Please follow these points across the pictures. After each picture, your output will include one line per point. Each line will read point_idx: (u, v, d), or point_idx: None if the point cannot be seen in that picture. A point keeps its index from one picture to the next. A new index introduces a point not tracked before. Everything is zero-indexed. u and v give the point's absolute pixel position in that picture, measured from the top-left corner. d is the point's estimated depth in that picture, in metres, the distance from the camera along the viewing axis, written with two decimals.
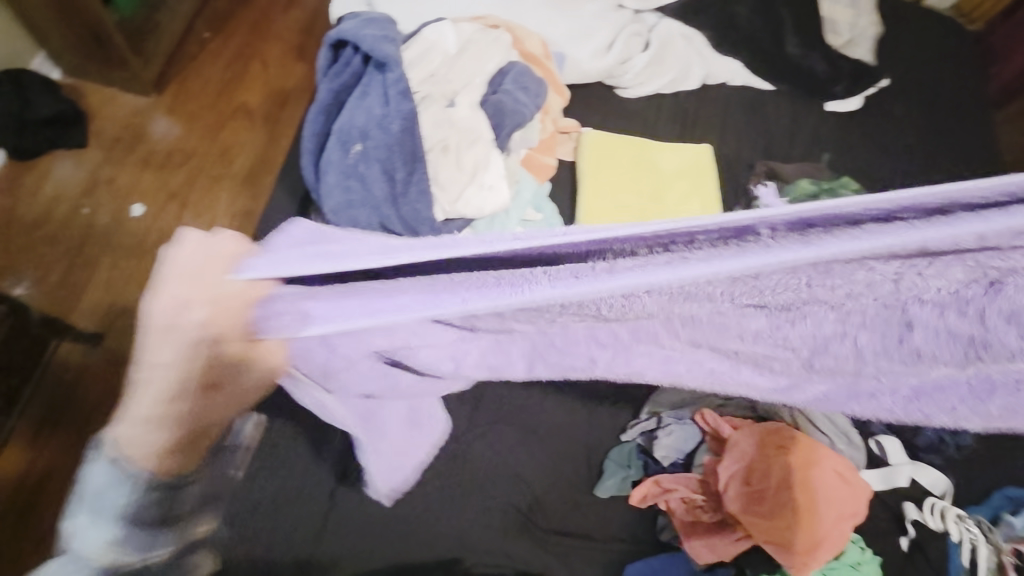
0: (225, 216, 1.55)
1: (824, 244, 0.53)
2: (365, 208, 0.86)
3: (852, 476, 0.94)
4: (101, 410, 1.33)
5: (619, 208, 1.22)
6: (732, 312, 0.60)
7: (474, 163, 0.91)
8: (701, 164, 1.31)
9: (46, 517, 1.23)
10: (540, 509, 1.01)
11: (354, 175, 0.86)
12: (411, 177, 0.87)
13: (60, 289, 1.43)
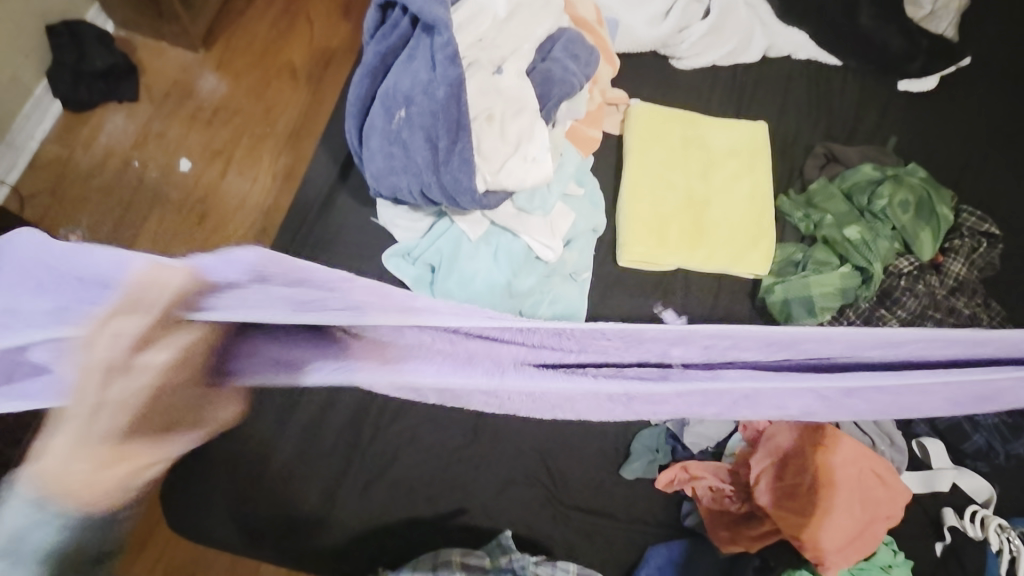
0: (268, 175, 1.58)
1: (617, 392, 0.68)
2: (407, 174, 0.86)
3: (891, 478, 0.91)
4: None
5: (665, 186, 1.18)
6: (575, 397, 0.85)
7: (519, 133, 0.88)
8: (755, 143, 1.25)
9: None
10: (565, 485, 1.01)
11: (397, 142, 0.85)
12: (454, 145, 0.84)
13: (111, 238, 1.48)
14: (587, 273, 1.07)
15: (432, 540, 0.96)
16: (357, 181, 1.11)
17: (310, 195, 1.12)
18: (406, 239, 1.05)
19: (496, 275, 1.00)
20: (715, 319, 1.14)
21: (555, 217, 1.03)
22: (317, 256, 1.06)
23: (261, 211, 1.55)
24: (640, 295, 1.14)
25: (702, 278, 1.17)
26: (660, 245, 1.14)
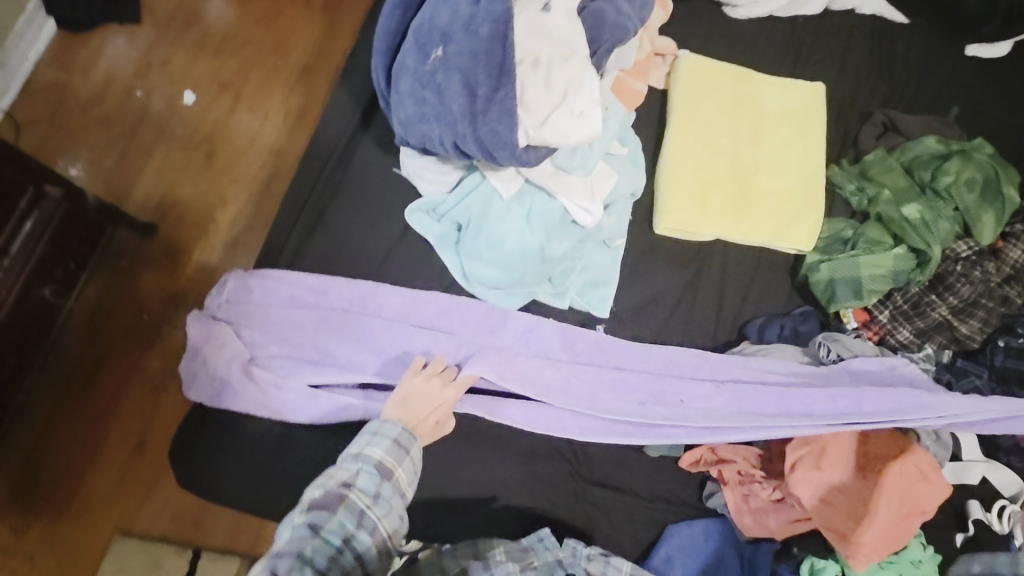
0: (279, 113, 1.48)
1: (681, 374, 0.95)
2: (439, 123, 0.78)
3: (933, 473, 0.87)
4: (156, 298, 1.36)
5: (711, 149, 1.10)
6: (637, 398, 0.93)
7: (566, 82, 0.78)
8: (811, 107, 1.15)
9: (104, 394, 1.29)
10: (588, 461, 0.98)
11: (430, 86, 0.77)
12: (496, 93, 0.75)
13: (115, 171, 1.41)
14: (622, 240, 1.01)
15: (448, 512, 0.92)
16: (381, 128, 1.02)
17: (329, 139, 1.03)
18: (431, 193, 0.98)
19: (529, 238, 0.94)
20: (752, 296, 1.08)
21: (596, 177, 0.96)
22: (338, 209, 0.98)
23: (272, 152, 1.46)
24: (676, 266, 1.07)
25: (741, 251, 1.11)
26: (701, 213, 1.06)
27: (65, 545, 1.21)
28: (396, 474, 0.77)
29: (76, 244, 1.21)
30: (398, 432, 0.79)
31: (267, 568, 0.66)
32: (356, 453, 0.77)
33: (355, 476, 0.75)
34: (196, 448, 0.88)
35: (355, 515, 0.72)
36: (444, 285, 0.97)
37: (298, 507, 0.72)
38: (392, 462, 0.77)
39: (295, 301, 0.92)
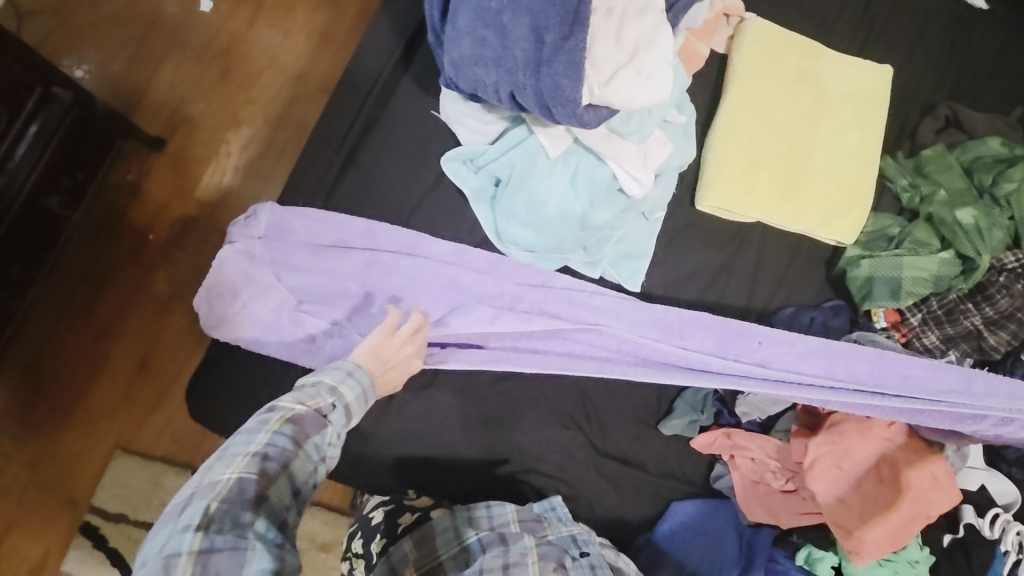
0: (302, 33, 1.40)
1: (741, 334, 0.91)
2: (497, 70, 0.71)
3: (946, 481, 0.89)
4: (160, 218, 1.30)
5: (766, 126, 1.04)
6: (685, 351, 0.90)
7: (637, 39, 0.72)
8: (874, 91, 1.09)
9: (105, 312, 1.26)
10: (602, 433, 0.98)
11: (493, 26, 0.70)
12: (565, 42, 0.69)
13: (124, 78, 1.32)
14: (662, 214, 0.97)
15: (458, 468, 0.93)
16: (422, 65, 0.95)
17: (364, 71, 0.96)
18: (471, 142, 0.92)
19: (571, 204, 0.90)
20: (784, 283, 1.06)
21: (650, 145, 0.90)
22: (371, 149, 0.93)
23: (292, 75, 1.38)
24: (713, 245, 1.04)
25: (780, 237, 1.07)
26: (747, 193, 1.02)
27: (64, 457, 1.21)
28: (353, 420, 0.68)
29: (84, 153, 1.14)
30: (370, 383, 0.71)
31: (253, 466, 0.55)
32: (326, 387, 0.66)
33: (333, 405, 0.65)
34: (210, 382, 0.87)
35: (329, 443, 0.63)
36: (474, 241, 0.93)
37: (274, 412, 0.60)
38: (356, 410, 0.68)
39: (335, 241, 0.87)
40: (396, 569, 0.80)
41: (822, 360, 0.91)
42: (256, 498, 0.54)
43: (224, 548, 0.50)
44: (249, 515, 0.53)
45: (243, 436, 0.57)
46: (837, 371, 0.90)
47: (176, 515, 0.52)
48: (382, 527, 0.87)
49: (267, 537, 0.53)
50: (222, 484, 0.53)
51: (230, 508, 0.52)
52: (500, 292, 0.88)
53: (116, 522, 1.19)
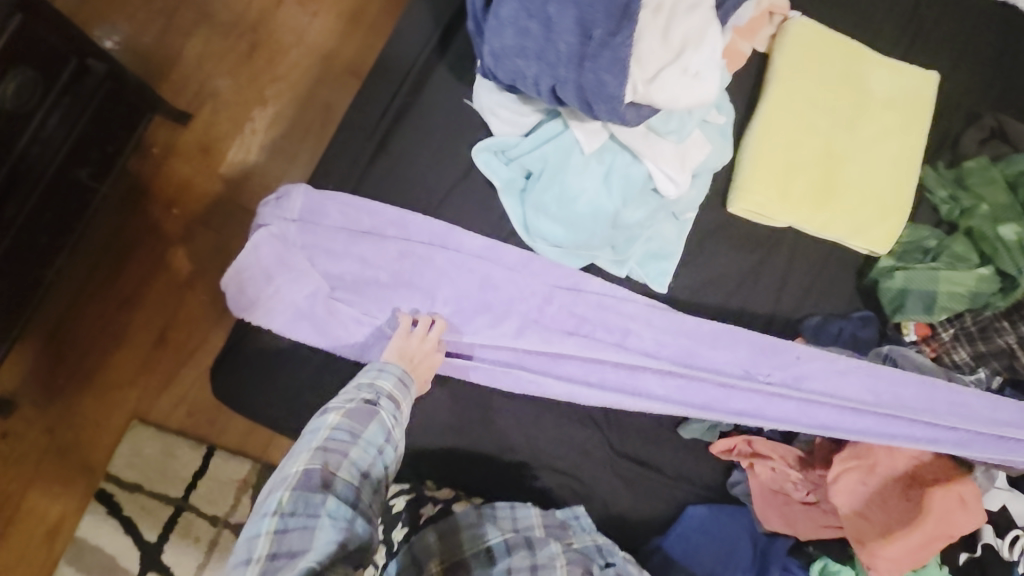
0: (332, 13, 1.39)
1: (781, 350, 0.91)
2: (539, 63, 0.70)
3: (972, 504, 0.87)
4: (184, 193, 1.31)
5: (805, 129, 1.01)
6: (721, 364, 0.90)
7: (684, 37, 0.71)
8: (919, 98, 1.06)
9: (127, 286, 1.27)
10: (620, 433, 0.97)
11: (538, 18, 0.69)
12: (612, 38, 0.68)
13: (153, 52, 1.32)
14: (692, 215, 0.95)
15: (475, 460, 0.93)
16: (458, 52, 0.94)
17: (397, 56, 0.95)
18: (503, 133, 0.91)
19: (604, 201, 0.88)
20: (813, 291, 1.04)
21: (688, 145, 0.88)
22: (401, 136, 0.92)
23: (320, 55, 1.38)
24: (743, 248, 1.02)
25: (812, 244, 1.05)
26: (781, 198, 0.99)
27: (84, 427, 1.22)
28: (402, 409, 0.75)
29: (115, 126, 1.13)
30: (402, 372, 0.78)
31: (318, 458, 0.64)
32: (367, 384, 0.74)
33: (380, 398, 0.73)
34: (233, 362, 0.87)
35: (384, 432, 0.71)
36: (502, 234, 0.92)
37: (331, 410, 0.69)
38: (399, 397, 0.76)
39: (369, 228, 0.86)
40: (420, 560, 0.79)
41: (864, 378, 0.91)
42: (323, 484, 0.62)
43: (298, 527, 0.58)
44: (319, 498, 0.61)
45: (307, 436, 0.67)
46: (879, 390, 0.91)
47: (257, 507, 0.61)
48: (403, 514, 0.88)
49: (338, 512, 0.60)
50: (291, 475, 0.62)
51: (301, 493, 0.60)
52: (532, 291, 0.87)
53: (132, 492, 1.21)
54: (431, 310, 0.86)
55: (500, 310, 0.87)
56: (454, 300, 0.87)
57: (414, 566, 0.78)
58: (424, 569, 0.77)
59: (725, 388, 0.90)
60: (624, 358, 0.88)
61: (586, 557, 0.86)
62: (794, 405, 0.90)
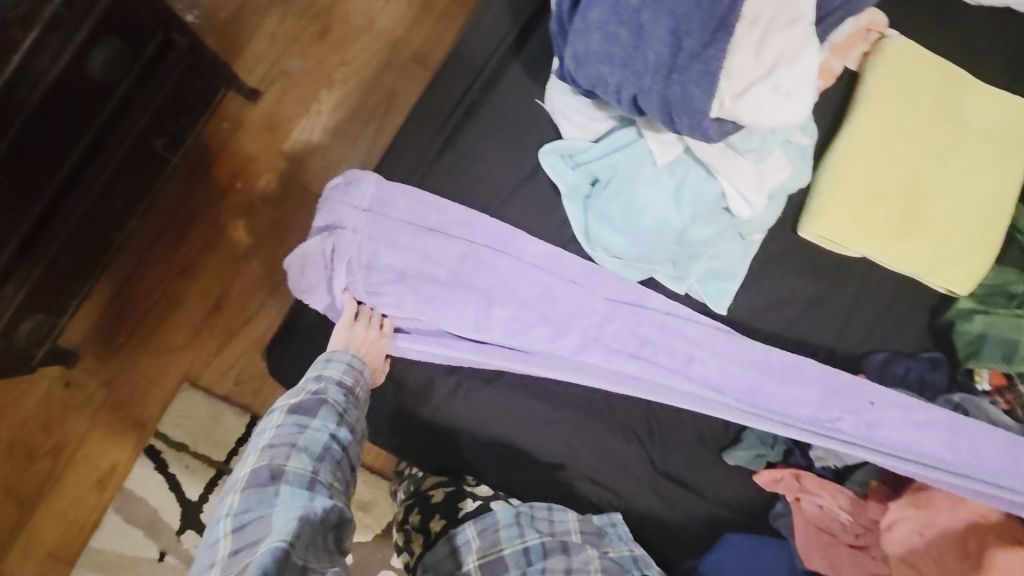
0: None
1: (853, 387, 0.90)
2: (624, 71, 0.68)
3: None
4: (249, 168, 1.34)
5: (891, 156, 0.96)
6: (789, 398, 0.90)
7: (780, 52, 0.67)
8: (1020, 132, 0.99)
9: (188, 252, 1.31)
10: (663, 452, 0.95)
11: (628, 25, 0.67)
12: (704, 51, 0.66)
13: (230, 27, 1.35)
14: (760, 235, 0.92)
15: (511, 462, 0.92)
16: (533, 51, 0.93)
17: (471, 51, 0.94)
18: (573, 138, 0.89)
19: (672, 216, 0.86)
20: (880, 326, 0.99)
21: (768, 166, 0.85)
22: (470, 133, 0.91)
23: (388, 40, 1.39)
24: (810, 275, 0.98)
25: (885, 276, 1.00)
26: (859, 225, 0.94)
27: (138, 384, 1.28)
28: (354, 391, 0.78)
29: (191, 100, 1.16)
30: (351, 358, 0.80)
31: (264, 456, 0.65)
32: (313, 378, 0.76)
33: (326, 386, 0.75)
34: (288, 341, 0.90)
35: (333, 415, 0.72)
36: (562, 239, 0.91)
37: (276, 412, 0.71)
38: (349, 381, 0.78)
39: (435, 225, 0.87)
40: (459, 552, 0.85)
41: (940, 433, 0.89)
42: (273, 475, 0.63)
43: (251, 518, 0.58)
44: (270, 489, 0.61)
45: (255, 440, 0.68)
46: (956, 448, 0.89)
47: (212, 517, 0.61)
48: (441, 507, 0.90)
49: (293, 493, 0.60)
50: (240, 477, 0.62)
51: (252, 489, 0.61)
52: (592, 308, 0.88)
53: (177, 449, 1.26)
54: (487, 310, 0.87)
55: (560, 323, 0.88)
56: (512, 305, 0.87)
57: (451, 560, 0.85)
58: (462, 562, 0.84)
59: (788, 427, 0.90)
60: (684, 385, 0.89)
61: (621, 566, 0.87)
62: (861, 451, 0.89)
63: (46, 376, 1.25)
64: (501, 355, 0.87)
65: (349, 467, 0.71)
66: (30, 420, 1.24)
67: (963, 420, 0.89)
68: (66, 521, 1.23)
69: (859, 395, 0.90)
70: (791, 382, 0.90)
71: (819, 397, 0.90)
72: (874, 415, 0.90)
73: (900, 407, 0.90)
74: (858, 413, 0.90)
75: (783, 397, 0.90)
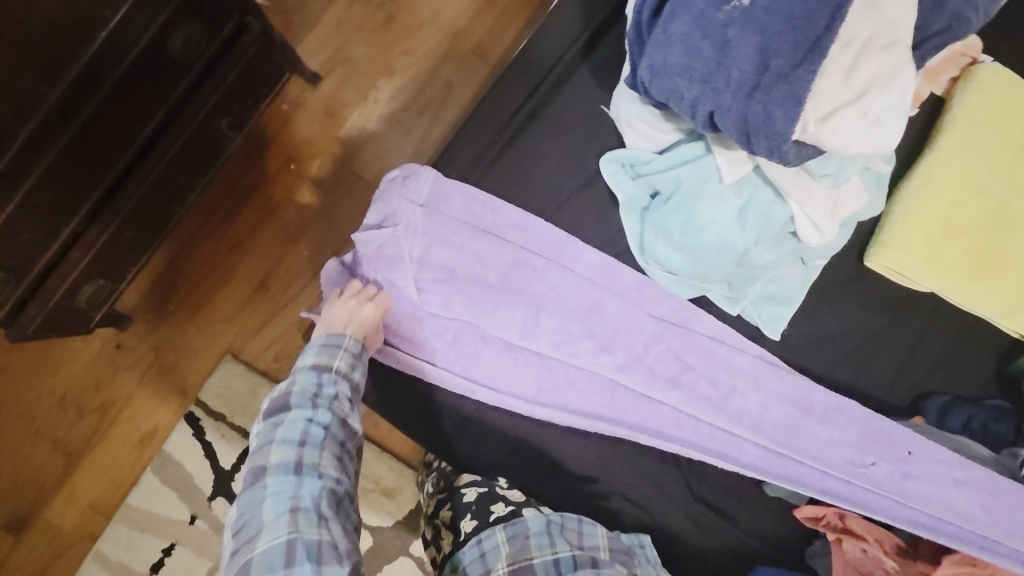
0: None
1: (896, 433, 0.89)
2: (703, 86, 0.65)
3: None
4: (305, 150, 1.36)
5: (974, 190, 0.90)
6: (828, 433, 0.90)
7: (873, 75, 0.63)
8: None
9: (241, 229, 1.35)
10: (700, 475, 0.93)
11: (714, 39, 0.64)
12: (793, 71, 0.63)
13: (298, 10, 1.37)
14: (822, 262, 0.89)
15: (544, 470, 0.92)
16: (602, 56, 0.91)
17: (538, 50, 0.92)
18: (636, 147, 0.87)
19: (733, 237, 0.83)
20: (943, 367, 0.94)
21: (844, 193, 0.81)
22: (532, 135, 0.90)
23: (450, 33, 1.39)
24: (873, 306, 0.93)
25: (951, 315, 0.95)
26: (930, 261, 0.89)
27: (184, 352, 1.32)
28: (331, 365, 0.78)
29: (258, 82, 1.18)
30: (324, 339, 0.80)
31: (254, 456, 0.73)
32: (291, 367, 0.79)
33: (297, 373, 0.77)
34: None
35: (308, 397, 0.75)
36: (616, 250, 0.90)
37: (261, 409, 0.77)
38: (326, 358, 0.79)
39: (490, 226, 0.87)
40: (488, 557, 0.84)
41: (978, 492, 0.89)
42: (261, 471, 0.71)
43: (248, 515, 0.69)
44: (259, 486, 0.70)
45: (252, 438, 0.76)
46: (992, 510, 0.88)
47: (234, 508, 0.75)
48: (474, 507, 0.89)
49: (278, 490, 0.69)
50: (240, 478, 0.72)
51: (249, 489, 0.71)
52: (641, 327, 0.88)
53: (215, 419, 1.29)
54: (535, 317, 0.87)
55: (605, 339, 0.88)
56: (559, 315, 0.87)
57: (482, 563, 0.84)
58: (491, 567, 0.83)
59: (821, 470, 0.90)
60: (724, 415, 0.89)
61: None
62: (889, 502, 0.89)
63: (99, 336, 1.30)
64: (544, 363, 0.89)
65: (341, 432, 0.75)
66: (82, 377, 1.29)
67: (1004, 483, 0.88)
68: (109, 476, 1.28)
69: (899, 442, 0.89)
70: (832, 419, 0.89)
71: (857, 440, 0.89)
72: (910, 464, 0.89)
73: (941, 462, 0.89)
74: (894, 462, 0.89)
75: (821, 432, 0.89)
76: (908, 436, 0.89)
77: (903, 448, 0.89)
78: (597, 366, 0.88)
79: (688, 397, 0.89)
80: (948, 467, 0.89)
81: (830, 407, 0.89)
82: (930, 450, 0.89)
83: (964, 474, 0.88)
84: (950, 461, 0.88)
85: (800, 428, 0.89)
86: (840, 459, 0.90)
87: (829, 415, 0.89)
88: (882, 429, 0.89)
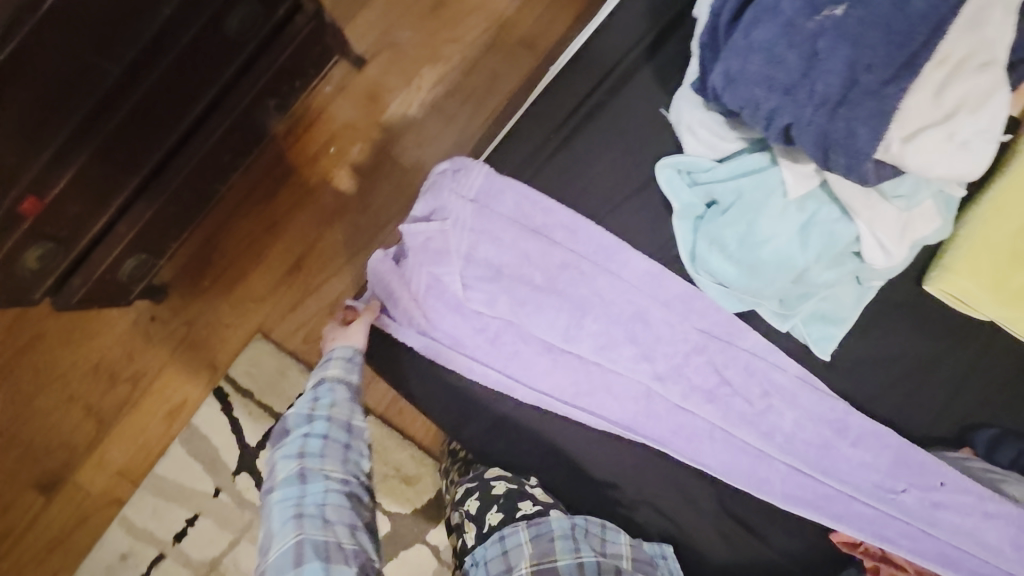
0: None
1: (926, 461, 0.87)
2: (783, 97, 0.63)
3: None
4: (347, 134, 1.35)
5: None
6: (858, 458, 0.87)
7: (963, 96, 0.61)
8: None
9: (275, 209, 1.35)
10: (733, 490, 0.91)
11: (799, 49, 0.62)
12: (883, 88, 0.60)
13: None
14: (878, 283, 0.86)
15: (573, 475, 0.91)
16: (665, 57, 0.88)
17: (597, 48, 0.90)
18: (695, 154, 0.85)
19: (791, 253, 0.81)
20: (993, 398, 0.91)
21: (915, 215, 0.78)
22: (587, 134, 0.88)
23: (498, 22, 1.36)
24: (924, 331, 0.90)
25: (1006, 345, 0.92)
26: (991, 290, 0.86)
27: (215, 329, 1.33)
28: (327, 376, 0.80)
29: (306, 64, 1.17)
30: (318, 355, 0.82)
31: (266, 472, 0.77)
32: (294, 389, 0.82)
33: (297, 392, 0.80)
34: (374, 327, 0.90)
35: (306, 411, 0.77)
36: (664, 258, 0.88)
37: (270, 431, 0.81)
38: (322, 371, 0.81)
39: (539, 226, 0.86)
40: (510, 555, 0.84)
41: (1010, 527, 0.87)
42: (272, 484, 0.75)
43: (262, 525, 0.73)
44: (270, 498, 0.74)
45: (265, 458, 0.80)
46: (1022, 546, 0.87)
47: None
48: (501, 501, 0.89)
49: (283, 499, 0.72)
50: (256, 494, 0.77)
51: (262, 502, 0.75)
52: (683, 337, 0.86)
53: (243, 397, 1.31)
54: (579, 320, 0.85)
55: (649, 347, 0.86)
56: (604, 319, 0.86)
57: (503, 560, 0.84)
58: (513, 565, 0.83)
59: (848, 494, 0.88)
60: (758, 431, 0.87)
61: None
62: (916, 530, 0.87)
63: (134, 308, 1.32)
64: (584, 369, 0.87)
65: (343, 437, 0.77)
66: (116, 347, 1.31)
67: None
68: (137, 446, 1.30)
69: (931, 470, 0.87)
70: (864, 443, 0.87)
71: (889, 464, 0.87)
72: (943, 494, 0.87)
73: (974, 494, 0.87)
74: (925, 489, 0.87)
75: (852, 455, 0.87)
76: (943, 467, 0.87)
77: (937, 477, 0.87)
78: (637, 375, 0.86)
79: (727, 413, 0.87)
80: (982, 501, 0.87)
81: (865, 431, 0.87)
82: (960, 483, 0.87)
83: (999, 510, 0.87)
84: (983, 496, 0.87)
85: (830, 449, 0.88)
86: (869, 483, 0.88)
87: (864, 438, 0.87)
88: (914, 457, 0.87)
